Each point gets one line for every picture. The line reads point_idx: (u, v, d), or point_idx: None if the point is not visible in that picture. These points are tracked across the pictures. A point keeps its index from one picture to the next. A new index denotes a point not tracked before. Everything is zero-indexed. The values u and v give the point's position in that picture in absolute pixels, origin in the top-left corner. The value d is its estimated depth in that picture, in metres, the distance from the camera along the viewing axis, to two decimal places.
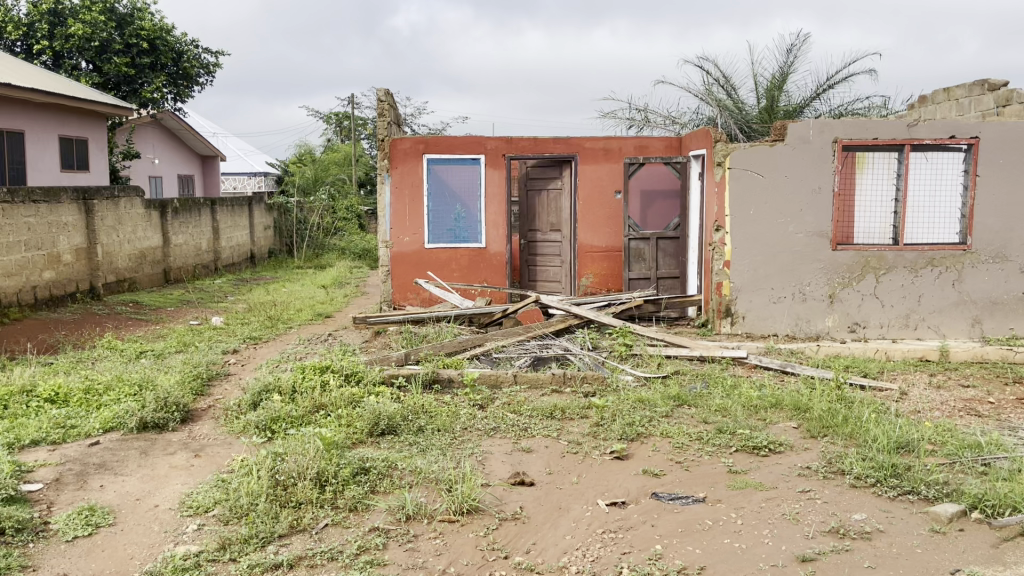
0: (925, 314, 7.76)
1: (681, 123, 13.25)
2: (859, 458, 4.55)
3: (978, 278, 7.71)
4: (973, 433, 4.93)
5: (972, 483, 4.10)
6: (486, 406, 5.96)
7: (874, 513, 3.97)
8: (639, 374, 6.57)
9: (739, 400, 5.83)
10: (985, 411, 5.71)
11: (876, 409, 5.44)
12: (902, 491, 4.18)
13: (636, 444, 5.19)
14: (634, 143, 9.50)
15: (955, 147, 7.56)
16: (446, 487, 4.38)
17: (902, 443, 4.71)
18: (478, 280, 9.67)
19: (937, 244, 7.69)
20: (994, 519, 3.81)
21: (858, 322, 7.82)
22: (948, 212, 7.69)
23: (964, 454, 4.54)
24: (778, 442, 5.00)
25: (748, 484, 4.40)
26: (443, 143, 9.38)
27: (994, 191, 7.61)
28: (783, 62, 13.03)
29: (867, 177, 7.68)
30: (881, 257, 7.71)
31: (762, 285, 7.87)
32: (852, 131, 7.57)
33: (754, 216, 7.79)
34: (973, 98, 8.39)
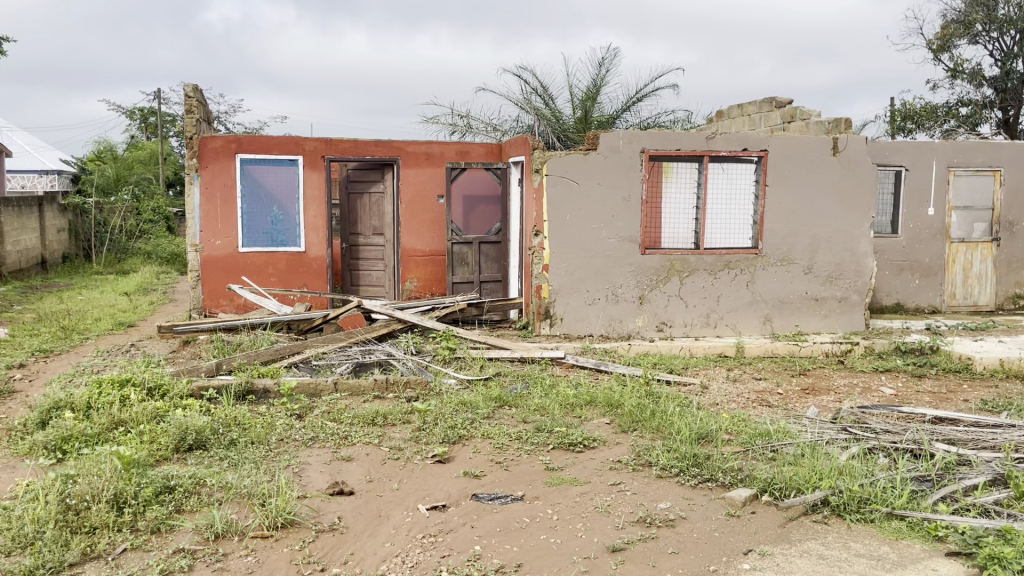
0: (724, 313, 8.38)
1: (501, 130, 13.54)
2: (665, 450, 4.83)
3: (767, 278, 8.40)
4: (764, 422, 5.36)
5: (763, 469, 4.43)
6: (304, 416, 5.78)
7: (678, 501, 4.21)
8: (462, 378, 6.63)
9: (557, 400, 6.02)
10: (774, 401, 6.24)
11: (680, 403, 5.81)
12: (702, 479, 4.47)
13: (457, 447, 5.21)
14: (456, 148, 9.53)
15: (748, 159, 8.21)
16: (259, 502, 4.20)
17: (703, 433, 5.05)
18: (298, 285, 9.36)
19: (732, 248, 8.32)
20: (781, 501, 4.12)
21: (665, 322, 8.31)
22: (742, 218, 8.34)
23: (755, 442, 4.90)
24: (592, 438, 5.20)
25: (564, 480, 4.55)
26: (258, 142, 9.01)
27: (781, 200, 8.32)
28: (596, 75, 13.64)
29: (671, 185, 8.19)
30: (685, 260, 8.24)
31: (578, 287, 8.16)
32: (657, 142, 8.05)
33: (570, 222, 8.05)
34: (763, 114, 9.35)
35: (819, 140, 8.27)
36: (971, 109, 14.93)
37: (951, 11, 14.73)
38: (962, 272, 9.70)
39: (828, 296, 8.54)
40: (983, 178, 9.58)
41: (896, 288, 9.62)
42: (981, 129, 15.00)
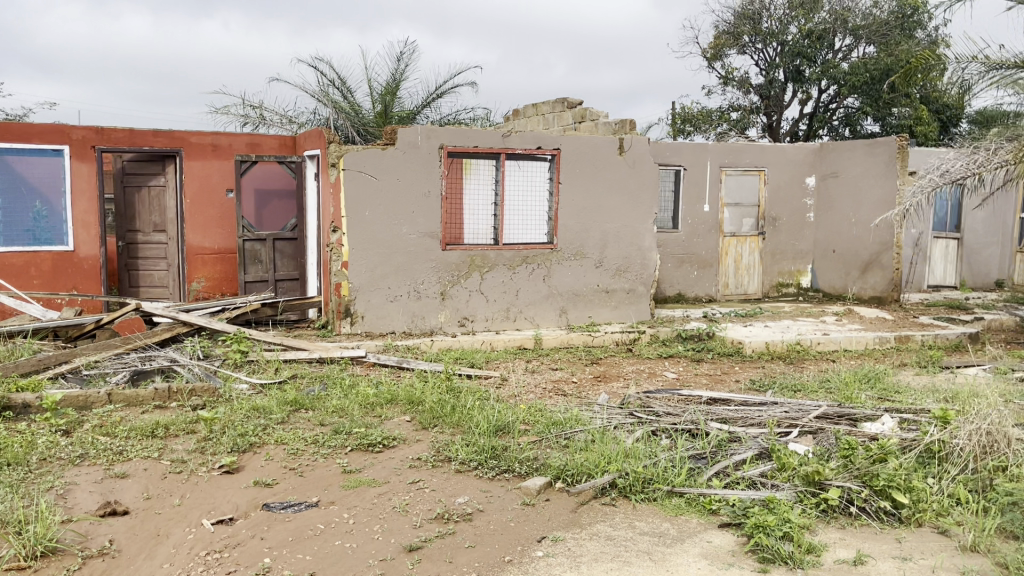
0: (523, 307, 8.57)
1: (297, 123, 13.05)
2: (464, 444, 4.83)
3: (562, 273, 8.70)
4: (558, 411, 5.51)
5: (556, 457, 4.52)
6: (72, 432, 5.23)
7: (476, 495, 4.22)
8: (254, 383, 6.30)
9: (356, 399, 5.87)
10: (569, 390, 6.46)
11: (479, 397, 5.86)
12: (499, 471, 4.51)
13: (247, 455, 4.93)
14: (245, 140, 9.10)
15: (542, 157, 8.46)
16: (13, 531, 3.75)
17: (500, 425, 5.10)
18: (66, 288, 8.47)
19: (529, 243, 8.54)
20: (573, 487, 4.22)
21: (467, 317, 8.36)
22: (537, 214, 8.57)
23: (550, 431, 5.00)
24: (391, 437, 5.11)
25: (361, 482, 4.44)
26: (14, 130, 8.09)
27: (574, 197, 8.64)
28: (395, 69, 13.50)
29: (470, 182, 8.26)
30: (484, 256, 8.34)
31: (379, 284, 8.00)
32: (455, 138, 8.09)
33: (369, 218, 7.88)
34: (556, 114, 9.67)
35: (606, 139, 8.67)
36: (740, 113, 16.34)
37: (722, 23, 16.02)
38: (734, 263, 10.57)
39: (617, 288, 8.98)
40: (750, 177, 10.48)
41: (678, 280, 10.30)
42: (749, 132, 16.44)
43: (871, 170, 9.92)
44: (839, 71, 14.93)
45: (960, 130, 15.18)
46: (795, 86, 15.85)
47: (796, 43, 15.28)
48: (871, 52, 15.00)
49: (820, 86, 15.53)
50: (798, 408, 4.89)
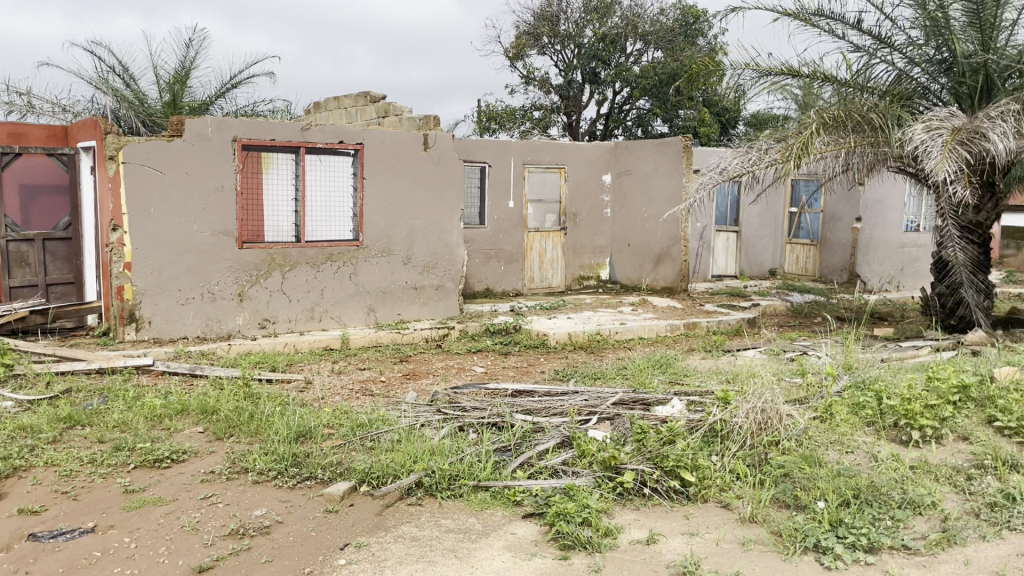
0: (328, 306, 8.30)
1: (72, 112, 11.91)
2: (262, 453, 4.57)
3: (368, 270, 8.52)
4: (363, 411, 5.35)
5: (360, 459, 4.37)
6: None
7: (274, 506, 4.00)
8: (21, 399, 5.63)
9: (141, 412, 5.40)
10: (377, 390, 6.32)
11: (280, 402, 5.59)
12: (300, 479, 4.30)
13: (10, 482, 4.40)
14: (6, 130, 7.97)
15: (344, 151, 8.23)
16: None
17: (301, 431, 4.86)
18: None
19: (333, 240, 8.29)
20: (378, 489, 4.08)
21: (268, 318, 7.96)
22: (341, 210, 8.32)
23: (353, 433, 4.82)
24: (181, 450, 4.75)
25: (146, 501, 4.08)
26: None
27: (379, 193, 8.48)
28: (184, 57, 12.65)
29: (267, 177, 7.87)
30: (285, 255, 8.00)
31: (169, 286, 7.44)
32: (250, 131, 7.68)
33: (155, 215, 7.31)
34: (359, 108, 9.47)
35: (410, 134, 8.59)
36: (542, 112, 16.84)
37: (523, 23, 16.39)
38: (538, 258, 10.85)
39: (425, 284, 8.93)
40: (552, 174, 10.79)
41: (485, 275, 10.42)
42: (551, 131, 16.97)
43: (660, 167, 10.53)
44: (632, 74, 15.80)
45: (737, 131, 16.52)
46: (592, 88, 16.53)
47: (592, 46, 15.94)
48: (659, 57, 15.97)
49: (614, 87, 16.31)
50: (597, 395, 5.06)
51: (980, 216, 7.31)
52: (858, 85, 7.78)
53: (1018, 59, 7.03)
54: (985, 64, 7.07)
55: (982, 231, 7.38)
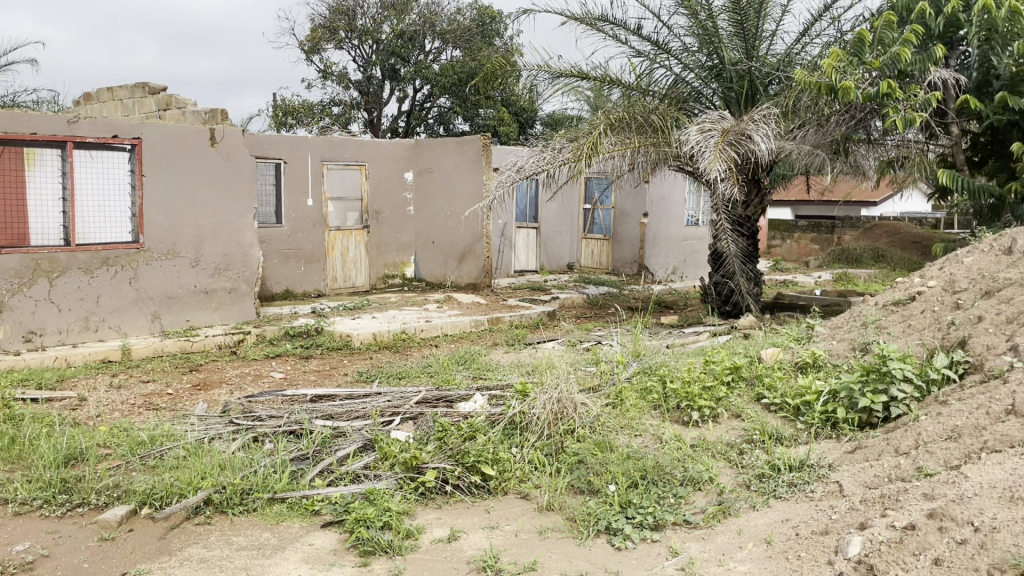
0: (105, 315, 7.62)
1: None
2: (24, 481, 4.09)
3: (151, 275, 7.92)
4: (146, 427, 4.94)
5: (141, 480, 4.02)
6: None
7: (39, 539, 3.60)
8: None
9: None
10: (163, 403, 5.88)
11: (49, 423, 5.04)
12: (71, 507, 3.90)
13: None
14: None
15: (119, 146, 7.61)
16: None
17: (73, 454, 4.40)
18: None
19: (109, 243, 7.62)
20: (161, 511, 3.78)
21: (34, 331, 7.17)
22: (117, 210, 7.68)
23: (134, 452, 4.43)
24: None
25: None
26: None
27: (161, 191, 7.91)
28: None
29: (29, 174, 7.10)
30: (54, 260, 7.25)
31: None
32: (5, 123, 6.89)
33: None
34: (136, 100, 8.79)
35: (194, 129, 8.10)
36: (342, 108, 16.47)
37: (318, 17, 15.96)
38: (340, 257, 10.60)
39: (217, 288, 8.42)
40: (351, 171, 10.58)
41: (284, 276, 10.02)
42: (351, 127, 16.65)
43: (461, 165, 10.63)
44: (431, 72, 15.85)
45: (535, 130, 17.03)
46: (392, 84, 16.40)
47: (391, 42, 15.81)
48: (457, 56, 16.12)
49: (414, 85, 16.28)
50: (400, 395, 4.91)
51: (748, 211, 8.01)
52: (642, 88, 8.26)
53: (777, 67, 7.85)
54: (749, 71, 7.83)
55: (751, 225, 8.09)
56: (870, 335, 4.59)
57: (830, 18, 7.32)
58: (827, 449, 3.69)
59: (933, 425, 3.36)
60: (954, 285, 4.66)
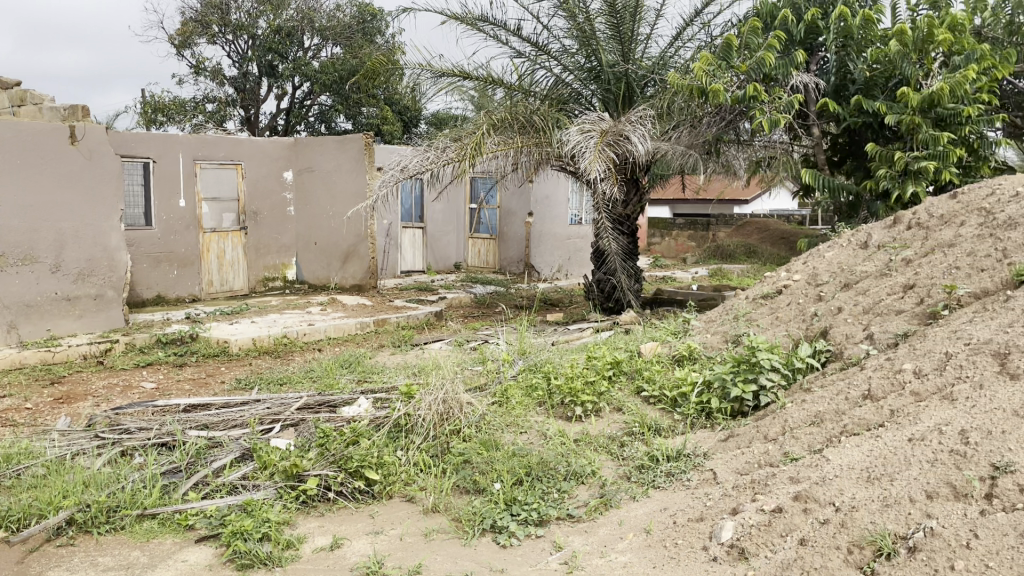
0: None
1: None
2: None
3: (6, 282, 7.37)
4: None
5: None
6: None
7: None
8: None
9: None
10: (21, 419, 5.48)
11: None
12: None
13: None
14: None
15: None
16: None
17: None
18: None
19: None
20: (17, 534, 3.52)
21: None
22: None
23: None
24: None
25: None
26: None
27: (16, 192, 7.39)
28: None
29: None
30: None
31: None
32: None
33: None
34: None
35: (52, 126, 7.61)
36: (217, 105, 15.87)
37: (189, 10, 15.33)
38: (216, 260, 10.20)
39: (81, 295, 7.92)
40: (226, 170, 10.20)
41: (155, 280, 9.55)
42: (227, 125, 16.08)
43: (342, 164, 10.43)
44: (310, 69, 15.50)
45: (419, 130, 16.93)
46: (269, 81, 15.95)
47: (267, 38, 15.35)
48: (338, 53, 15.83)
49: (293, 82, 15.90)
50: (280, 401, 4.74)
51: (628, 210, 8.21)
52: (524, 88, 8.35)
53: (652, 70, 8.10)
54: (626, 73, 8.04)
55: (630, 223, 8.30)
56: (741, 327, 4.79)
57: (701, 23, 7.61)
58: (702, 438, 3.82)
59: (798, 412, 3.54)
60: (816, 278, 4.92)
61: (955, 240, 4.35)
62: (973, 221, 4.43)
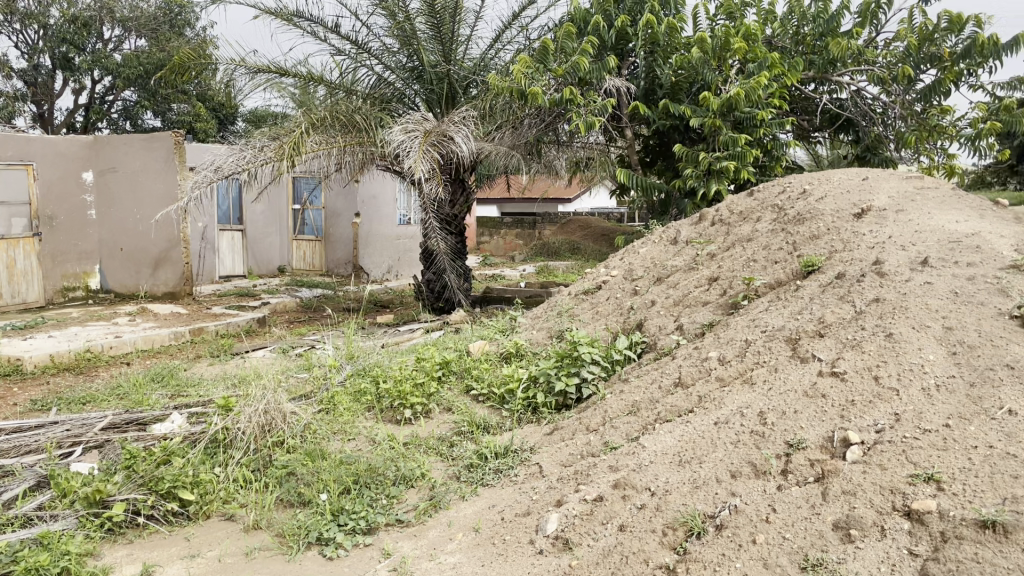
0: None
1: None
2: None
3: None
4: None
5: None
6: None
7: None
8: None
9: None
10: None
11: None
12: None
13: None
14: None
15: None
16: None
17: None
18: None
19: None
20: None
21: None
22: None
23: None
24: None
25: None
26: None
27: None
28: None
29: None
30: None
31: None
32: None
33: None
34: None
35: None
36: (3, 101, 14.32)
37: None
38: (5, 270, 9.21)
39: None
40: (14, 172, 9.27)
41: None
42: (16, 121, 14.65)
43: (150, 164, 9.78)
44: (112, 62, 14.44)
45: (235, 128, 16.22)
46: (65, 74, 14.74)
47: (60, 28, 13.98)
48: (143, 45, 14.89)
49: (93, 76, 14.78)
50: (81, 422, 4.35)
51: (455, 209, 8.25)
52: (345, 87, 8.19)
53: (473, 71, 8.21)
54: (448, 74, 8.07)
55: (457, 223, 8.34)
56: (564, 323, 4.93)
57: (519, 26, 7.76)
58: (529, 433, 3.90)
59: (617, 402, 3.69)
60: (633, 273, 5.16)
61: (752, 235, 4.70)
62: (767, 217, 4.80)
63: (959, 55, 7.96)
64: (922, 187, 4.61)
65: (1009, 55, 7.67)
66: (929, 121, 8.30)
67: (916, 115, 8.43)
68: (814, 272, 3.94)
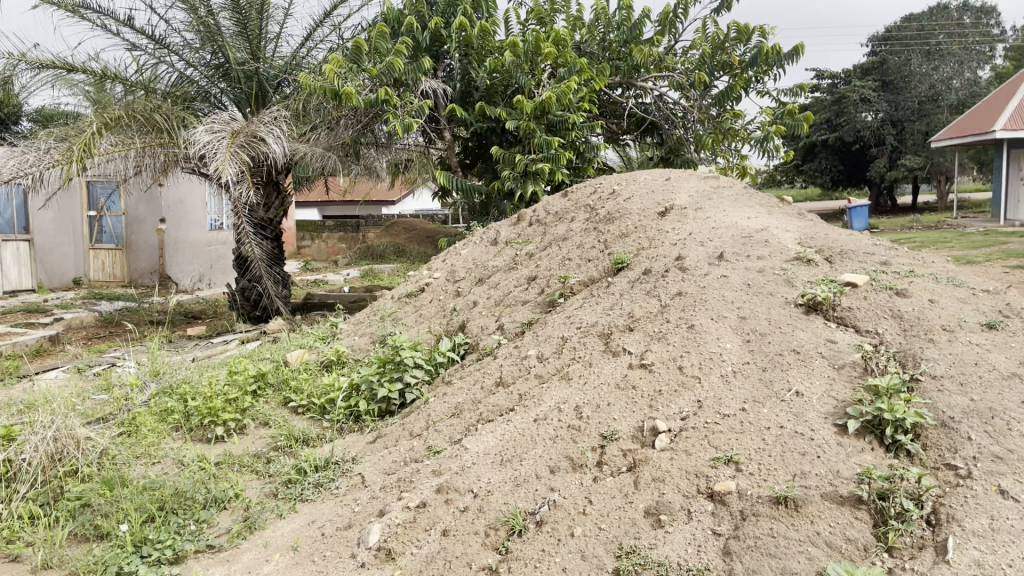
0: None
1: None
2: None
3: None
4: None
5: None
6: None
7: None
8: None
9: None
10: None
11: None
12: None
13: None
14: None
15: None
16: None
17: None
18: None
19: None
20: None
21: None
22: None
23: None
24: None
25: None
26: None
27: None
28: None
29: None
30: None
31: None
32: None
33: None
34: None
35: None
36: None
37: None
38: None
39: None
40: None
41: None
42: None
43: None
44: None
45: (18, 131, 14.83)
46: None
47: None
48: None
49: None
50: None
51: (269, 213, 7.93)
52: (144, 85, 7.67)
53: (284, 69, 7.92)
54: (257, 72, 7.73)
55: (273, 228, 8.02)
56: (386, 327, 4.85)
57: (331, 25, 7.57)
58: (350, 443, 3.80)
59: (440, 405, 3.67)
60: (454, 275, 5.16)
61: (567, 234, 4.82)
62: (580, 217, 4.95)
63: (747, 64, 8.60)
64: (718, 186, 4.92)
65: (790, 64, 8.36)
66: (723, 123, 8.98)
67: (711, 118, 9.07)
68: (623, 269, 4.10)
